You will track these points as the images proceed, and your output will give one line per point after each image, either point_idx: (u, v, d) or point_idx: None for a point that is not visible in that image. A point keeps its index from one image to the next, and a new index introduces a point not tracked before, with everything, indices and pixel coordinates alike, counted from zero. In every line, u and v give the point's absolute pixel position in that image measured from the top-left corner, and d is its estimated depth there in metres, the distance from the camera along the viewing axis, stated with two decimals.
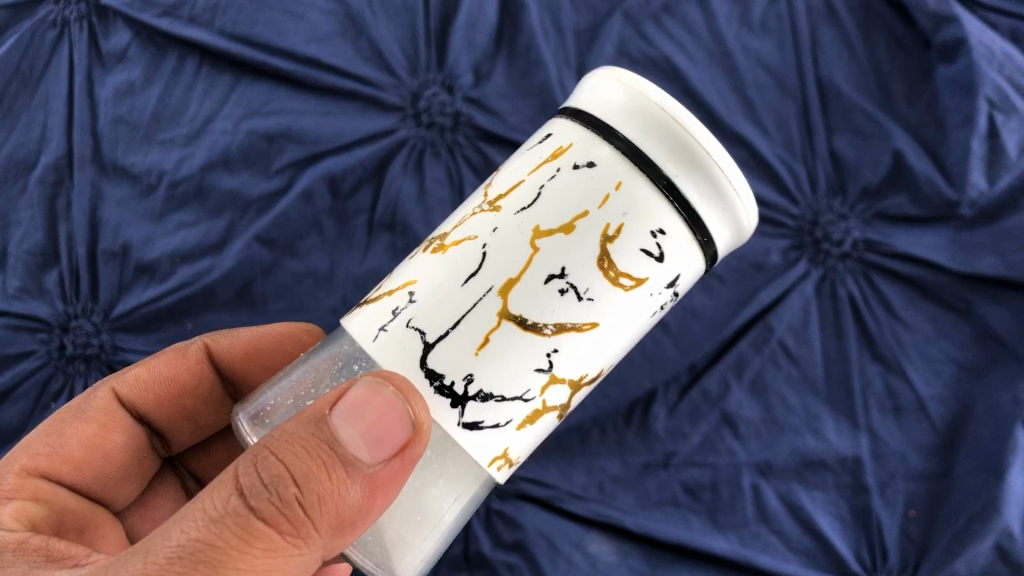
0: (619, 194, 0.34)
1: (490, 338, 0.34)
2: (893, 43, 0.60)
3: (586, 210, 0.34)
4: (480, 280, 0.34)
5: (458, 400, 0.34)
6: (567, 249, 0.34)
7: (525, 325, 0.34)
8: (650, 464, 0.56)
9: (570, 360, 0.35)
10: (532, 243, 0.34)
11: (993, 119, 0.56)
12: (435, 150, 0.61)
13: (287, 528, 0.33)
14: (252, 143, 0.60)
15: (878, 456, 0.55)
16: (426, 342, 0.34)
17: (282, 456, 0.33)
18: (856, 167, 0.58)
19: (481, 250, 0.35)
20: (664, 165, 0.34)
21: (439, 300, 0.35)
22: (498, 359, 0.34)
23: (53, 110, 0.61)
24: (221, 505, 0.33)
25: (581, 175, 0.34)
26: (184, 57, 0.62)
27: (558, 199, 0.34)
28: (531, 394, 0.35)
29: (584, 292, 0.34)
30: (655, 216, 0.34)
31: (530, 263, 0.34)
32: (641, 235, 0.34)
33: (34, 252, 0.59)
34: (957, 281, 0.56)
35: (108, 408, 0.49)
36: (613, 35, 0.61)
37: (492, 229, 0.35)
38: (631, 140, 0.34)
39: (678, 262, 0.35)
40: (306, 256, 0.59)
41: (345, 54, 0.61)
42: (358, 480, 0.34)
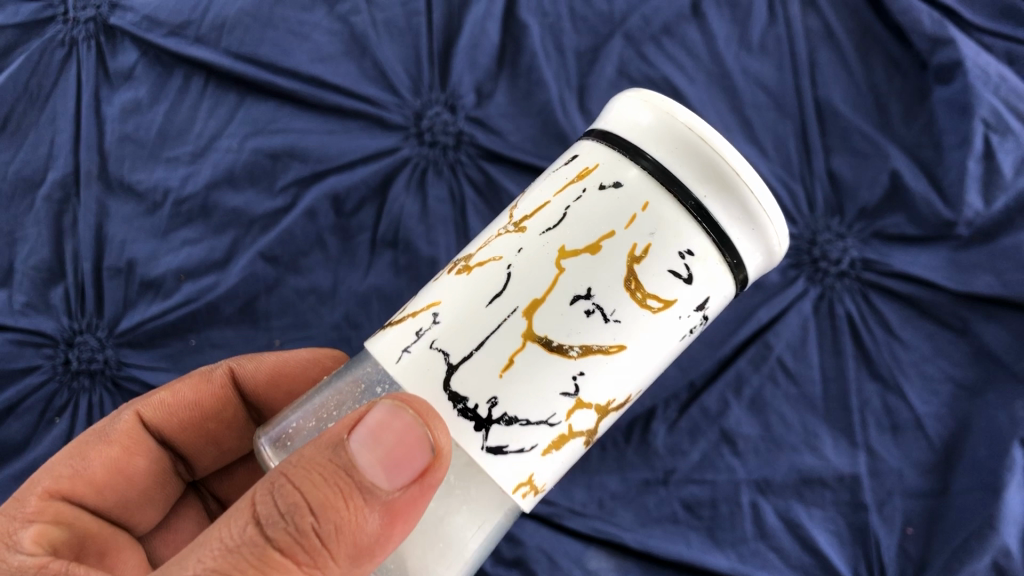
0: (644, 215, 0.34)
1: (515, 360, 0.34)
2: (889, 65, 0.61)
3: (612, 231, 0.34)
4: (505, 300, 0.34)
5: (481, 423, 0.34)
6: (593, 269, 0.34)
7: (552, 346, 0.34)
8: (650, 480, 0.56)
9: (597, 385, 0.35)
10: (557, 264, 0.34)
11: (989, 140, 0.57)
12: (438, 168, 0.61)
13: (304, 558, 0.33)
14: (257, 161, 0.61)
15: (877, 474, 0.55)
16: (449, 364, 0.34)
17: (299, 483, 0.33)
18: (854, 187, 0.59)
19: (507, 270, 0.35)
20: (692, 185, 0.34)
21: (465, 320, 0.35)
22: (523, 381, 0.34)
23: (61, 127, 0.62)
24: (239, 535, 0.33)
25: (605, 197, 0.35)
26: (191, 76, 0.63)
27: (583, 220, 0.35)
28: (557, 418, 0.35)
29: (610, 313, 0.34)
30: (682, 236, 0.34)
31: (555, 285, 0.34)
32: (668, 256, 0.34)
33: (39, 268, 0.60)
34: (953, 300, 0.56)
35: (131, 432, 0.49)
36: (614, 55, 0.62)
37: (518, 250, 0.35)
38: (659, 161, 0.34)
39: (706, 284, 0.35)
40: (308, 273, 0.60)
41: (350, 75, 0.62)
42: (375, 509, 0.34)
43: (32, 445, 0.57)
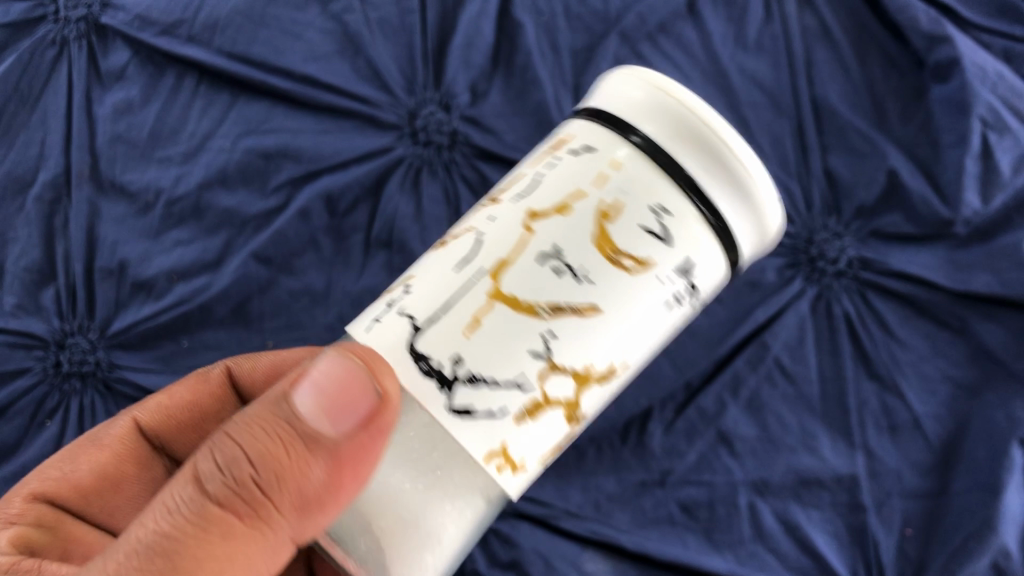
0: (613, 171, 0.34)
1: (481, 320, 0.33)
2: (886, 64, 0.60)
3: (579, 189, 0.34)
4: (474, 263, 0.34)
5: (445, 382, 0.32)
6: (563, 229, 0.34)
7: (518, 305, 0.33)
8: (646, 482, 0.55)
9: (572, 350, 0.33)
10: (526, 225, 0.34)
11: (986, 138, 0.56)
12: (432, 168, 0.61)
13: (244, 511, 0.33)
14: (250, 161, 0.60)
15: (875, 475, 0.54)
16: (414, 326, 0.33)
17: (240, 435, 0.33)
18: (851, 186, 0.59)
19: (480, 236, 0.35)
20: (671, 143, 0.34)
21: (434, 286, 0.34)
22: (489, 341, 0.33)
23: (52, 127, 0.62)
24: (179, 494, 0.33)
25: (577, 163, 0.35)
26: (184, 75, 0.63)
27: (554, 184, 0.35)
28: (530, 384, 0.33)
29: (580, 272, 0.33)
30: (654, 191, 0.34)
31: (525, 244, 0.34)
32: (640, 210, 0.34)
33: (31, 269, 0.59)
34: (951, 299, 0.56)
35: (124, 437, 0.50)
36: (610, 54, 0.61)
37: (491, 218, 0.36)
38: (641, 129, 0.35)
39: (688, 246, 0.34)
40: (301, 273, 0.59)
41: (344, 73, 0.61)
42: (320, 459, 0.33)
43: (22, 449, 0.56)
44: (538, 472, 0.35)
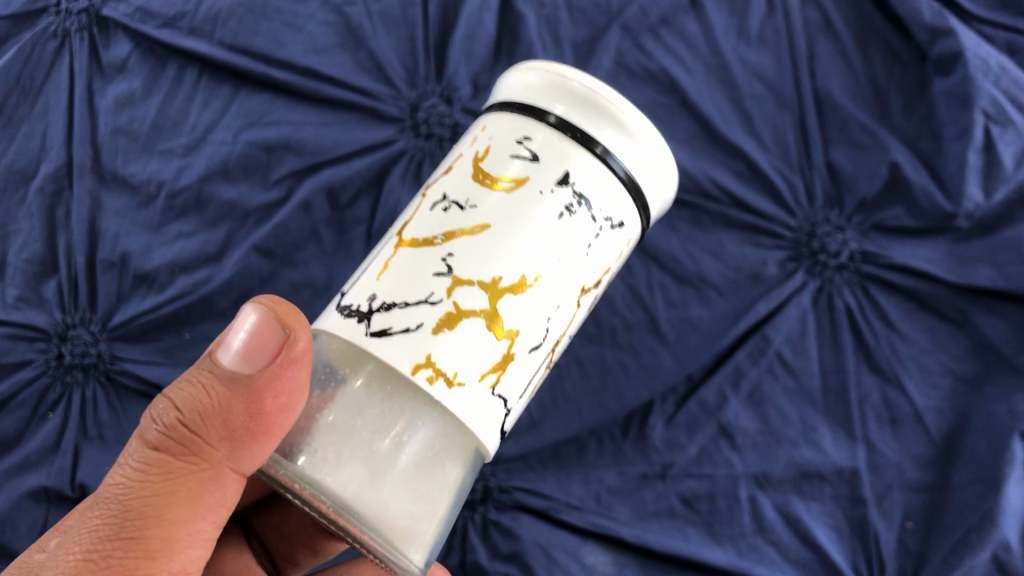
0: (484, 131, 0.41)
1: (391, 265, 0.38)
2: (889, 56, 0.60)
3: (462, 154, 0.41)
4: (391, 237, 0.40)
5: (364, 316, 0.36)
6: (451, 182, 0.40)
7: (419, 244, 0.38)
8: (647, 474, 0.56)
9: (471, 263, 0.37)
10: (425, 195, 0.41)
11: (989, 131, 0.56)
12: (433, 160, 0.60)
13: (178, 451, 0.35)
14: (251, 154, 0.60)
15: (876, 468, 0.54)
16: (345, 293, 0.39)
17: (168, 391, 0.35)
18: (853, 179, 0.59)
19: (398, 221, 0.42)
20: (524, 97, 0.40)
21: (364, 267, 0.41)
22: (398, 277, 0.37)
23: (53, 120, 0.62)
24: (129, 451, 0.35)
25: (464, 141, 0.42)
26: (185, 68, 0.62)
27: (448, 163, 0.42)
28: (439, 299, 0.36)
29: (466, 204, 0.38)
30: (514, 129, 0.40)
31: (424, 202, 0.40)
32: (507, 145, 0.39)
33: (33, 262, 0.59)
34: (953, 293, 0.56)
35: None
36: (611, 47, 0.61)
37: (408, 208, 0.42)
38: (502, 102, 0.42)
39: (555, 158, 0.38)
40: (303, 266, 0.59)
41: (345, 66, 0.61)
42: (237, 394, 0.35)
43: (25, 441, 0.57)
44: (489, 398, 0.37)
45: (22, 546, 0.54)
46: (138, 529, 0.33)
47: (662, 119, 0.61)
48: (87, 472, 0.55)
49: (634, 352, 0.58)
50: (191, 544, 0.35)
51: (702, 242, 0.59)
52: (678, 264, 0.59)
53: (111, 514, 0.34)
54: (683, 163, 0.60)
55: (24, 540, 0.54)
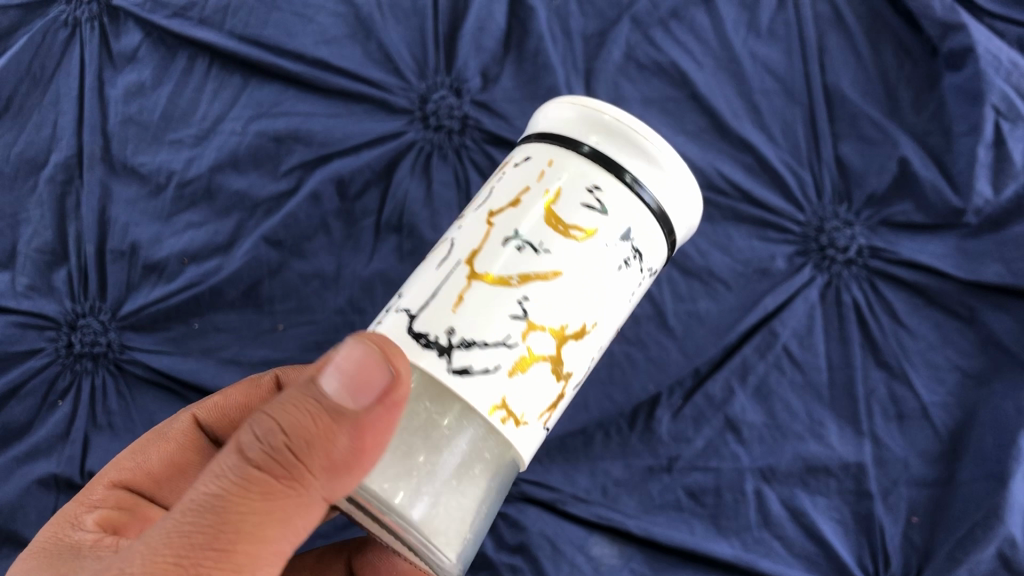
0: (550, 167, 0.39)
1: (464, 297, 0.37)
2: (899, 51, 0.60)
3: (527, 186, 0.39)
4: (451, 261, 0.39)
5: (443, 351, 0.35)
6: (517, 217, 0.39)
7: (493, 280, 0.37)
8: (653, 467, 0.56)
9: (548, 311, 0.37)
10: (488, 222, 0.39)
11: (999, 127, 0.56)
12: (443, 153, 0.61)
13: (281, 473, 0.32)
14: (261, 144, 0.60)
15: (882, 463, 0.55)
16: (410, 315, 0.37)
17: (272, 411, 0.32)
18: (862, 174, 0.59)
19: (451, 244, 0.40)
20: (584, 137, 0.39)
21: (421, 286, 0.39)
22: (474, 312, 0.36)
23: (64, 109, 0.62)
24: (222, 465, 0.32)
25: (523, 169, 0.40)
26: (195, 58, 0.63)
27: (507, 189, 0.40)
28: (514, 341, 0.36)
29: (539, 246, 0.38)
30: (586, 173, 0.39)
31: (494, 234, 0.38)
32: (580, 192, 0.38)
33: (43, 250, 0.60)
34: (960, 288, 0.56)
35: (190, 434, 0.47)
36: (621, 40, 0.61)
37: (459, 229, 0.41)
38: (556, 135, 0.40)
39: (624, 213, 0.39)
40: (312, 257, 0.59)
41: (355, 57, 0.61)
42: (344, 427, 0.32)
43: (34, 428, 0.57)
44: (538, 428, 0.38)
45: (32, 532, 0.54)
46: (231, 542, 0.31)
47: (671, 112, 0.61)
48: (97, 460, 0.55)
49: (642, 345, 0.58)
50: (268, 565, 0.32)
51: (710, 235, 0.59)
52: (686, 257, 0.59)
53: (205, 523, 0.31)
54: (692, 156, 0.60)
55: (34, 527, 0.54)
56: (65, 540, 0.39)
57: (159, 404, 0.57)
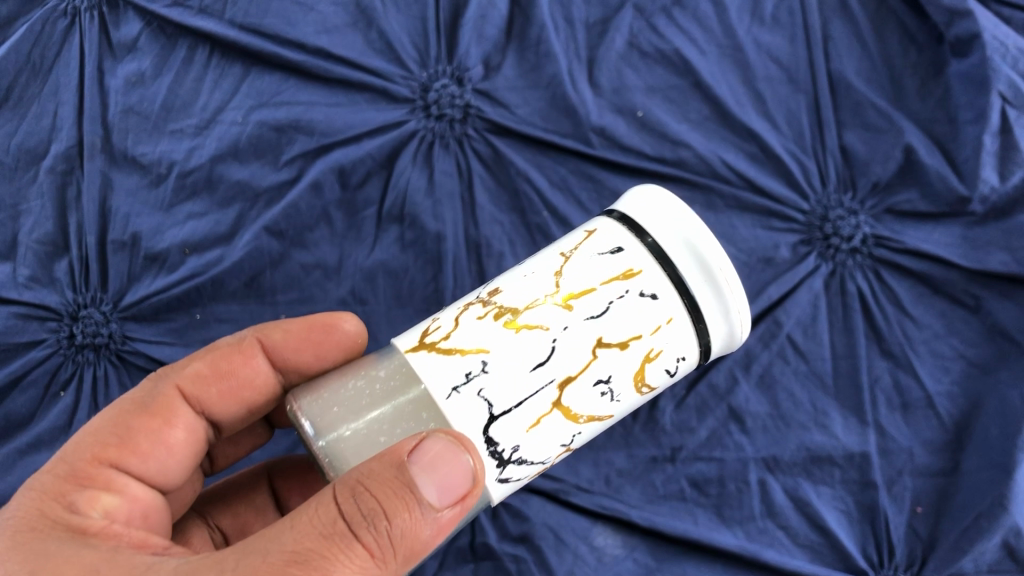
0: (665, 327, 0.40)
1: (540, 421, 0.39)
2: (905, 37, 0.60)
3: (640, 333, 0.40)
4: (546, 372, 0.39)
5: (502, 462, 0.39)
6: (617, 362, 0.40)
7: (569, 414, 0.40)
8: (657, 457, 0.56)
9: (582, 436, 0.42)
10: (592, 348, 0.39)
11: (1006, 114, 0.56)
12: (445, 142, 0.60)
13: (377, 551, 0.33)
14: (262, 134, 0.60)
15: (886, 453, 0.55)
16: (491, 414, 0.38)
17: (374, 491, 0.33)
18: (867, 162, 0.58)
19: (551, 343, 0.39)
20: (705, 315, 0.40)
21: (511, 377, 0.38)
22: (542, 435, 0.40)
23: (64, 99, 0.62)
24: (320, 525, 0.33)
25: (644, 306, 0.39)
26: (195, 47, 0.62)
27: (620, 316, 0.39)
28: (547, 457, 0.41)
29: (613, 393, 0.40)
30: (678, 349, 0.41)
31: (588, 367, 0.39)
32: (669, 360, 0.41)
33: (44, 241, 0.60)
34: (966, 277, 0.56)
35: (170, 403, 0.45)
36: (623, 27, 0.61)
37: (562, 327, 0.39)
38: (682, 271, 0.40)
39: (674, 376, 0.43)
40: (314, 248, 0.59)
41: (356, 46, 0.61)
42: (429, 519, 0.34)
43: (37, 419, 0.57)
44: None
45: None
46: None
47: (675, 101, 0.61)
48: None
49: None
50: None
51: (714, 225, 0.59)
52: None
53: None
54: (696, 144, 0.59)
55: None
56: (62, 526, 0.38)
57: None
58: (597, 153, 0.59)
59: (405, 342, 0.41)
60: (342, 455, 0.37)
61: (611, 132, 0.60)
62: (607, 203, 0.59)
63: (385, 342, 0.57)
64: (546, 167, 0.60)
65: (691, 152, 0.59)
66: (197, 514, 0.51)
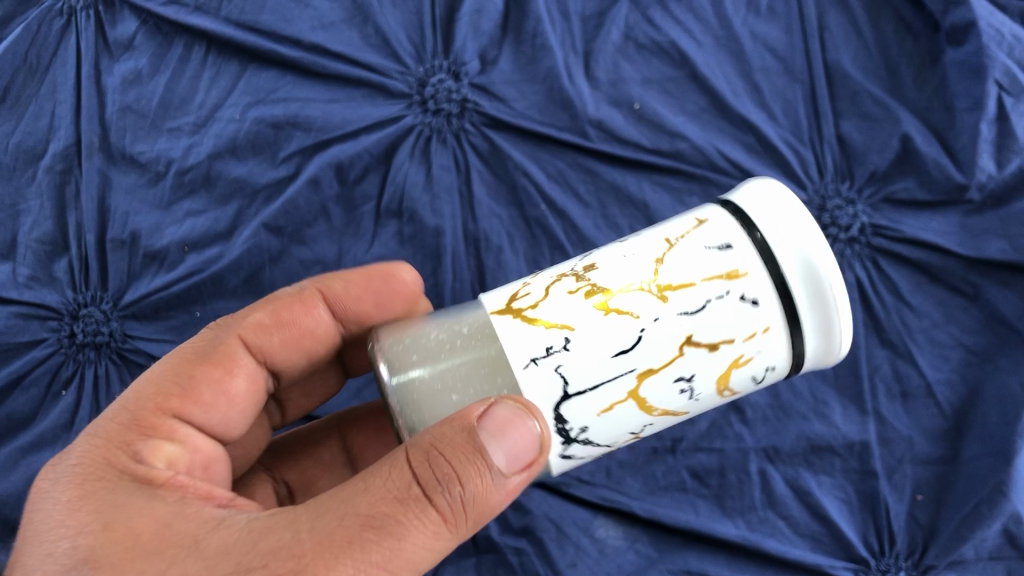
0: (761, 334, 0.37)
1: (613, 407, 0.37)
2: (901, 26, 0.60)
3: (732, 337, 0.37)
4: (629, 360, 0.37)
5: (567, 440, 0.38)
6: (702, 362, 0.37)
7: (644, 406, 0.38)
8: (658, 448, 0.56)
9: (656, 425, 0.40)
10: (680, 344, 0.37)
11: (1003, 102, 0.56)
12: (442, 137, 0.60)
13: (448, 516, 0.33)
14: (260, 131, 0.60)
15: (886, 442, 0.55)
16: (567, 392, 0.37)
17: (449, 458, 0.32)
18: (864, 151, 0.58)
19: (639, 334, 0.36)
20: (805, 332, 0.37)
21: (593, 358, 0.37)
22: (613, 421, 0.38)
23: (61, 99, 0.62)
24: (394, 485, 0.32)
25: (750, 309, 0.36)
26: (191, 45, 0.62)
27: (720, 313, 0.36)
28: (614, 442, 0.40)
29: (691, 391, 0.38)
30: (769, 357, 0.38)
31: (678, 356, 0.37)
32: (758, 369, 0.38)
33: (43, 241, 0.60)
34: (963, 265, 0.56)
35: (234, 352, 0.44)
36: (620, 20, 0.61)
37: (652, 318, 0.37)
38: (788, 280, 0.36)
39: (760, 382, 0.40)
40: (313, 244, 0.59)
41: (352, 41, 0.61)
42: (500, 489, 0.34)
43: (39, 419, 0.57)
44: None
45: None
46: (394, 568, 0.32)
47: (671, 93, 0.61)
48: None
49: None
50: None
51: None
52: None
53: (381, 546, 0.31)
54: (693, 136, 0.59)
55: None
56: (128, 475, 0.36)
57: None
58: (594, 146, 0.59)
59: (495, 300, 0.40)
60: (410, 401, 0.36)
61: (608, 125, 0.60)
62: (605, 196, 0.59)
63: None
64: (544, 160, 0.60)
65: (688, 143, 0.59)
66: (263, 468, 0.51)
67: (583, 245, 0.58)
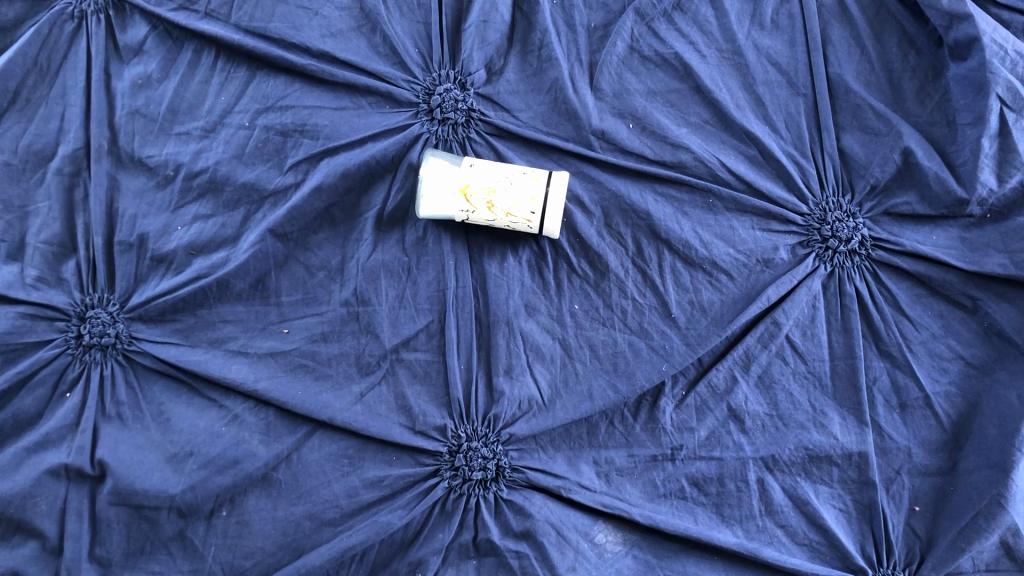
0: (533, 203, 0.57)
1: (448, 206, 0.58)
2: (904, 42, 0.62)
3: (498, 193, 0.57)
4: (459, 178, 0.58)
5: (432, 206, 0.59)
6: (479, 185, 0.57)
7: (451, 210, 0.58)
8: (657, 456, 0.56)
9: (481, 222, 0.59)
10: (487, 200, 0.57)
11: (1004, 117, 0.57)
12: (448, 145, 0.61)
13: None
14: (269, 138, 0.61)
15: (884, 452, 0.56)
16: (429, 178, 0.59)
17: None
18: (866, 165, 0.60)
19: (467, 171, 0.58)
20: (538, 209, 0.57)
21: (450, 177, 0.58)
22: (442, 208, 0.58)
23: (71, 102, 0.61)
24: None
25: (527, 188, 0.57)
26: (201, 51, 0.63)
27: (512, 180, 0.57)
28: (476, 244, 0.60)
29: (476, 203, 0.57)
30: (535, 223, 0.58)
31: (479, 203, 0.58)
32: (506, 216, 0.58)
33: (50, 242, 0.59)
34: (963, 278, 0.58)
35: None
36: (625, 32, 0.62)
37: (481, 172, 0.58)
38: (541, 193, 0.57)
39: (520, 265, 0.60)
40: (317, 250, 0.60)
41: (360, 49, 0.63)
42: None
43: (44, 419, 0.56)
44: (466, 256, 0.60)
45: (44, 523, 0.53)
46: None
47: (675, 104, 0.62)
48: (107, 450, 0.54)
49: (645, 334, 0.58)
50: None
51: (714, 226, 0.59)
52: (690, 249, 0.58)
53: None
54: (695, 147, 0.60)
55: (46, 517, 0.53)
56: None
57: (167, 394, 0.57)
58: (597, 156, 0.60)
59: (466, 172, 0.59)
60: None
61: (611, 136, 0.60)
62: (609, 205, 0.60)
63: (388, 343, 0.58)
64: (546, 168, 0.60)
65: (691, 155, 0.60)
66: None
67: (585, 252, 0.59)
